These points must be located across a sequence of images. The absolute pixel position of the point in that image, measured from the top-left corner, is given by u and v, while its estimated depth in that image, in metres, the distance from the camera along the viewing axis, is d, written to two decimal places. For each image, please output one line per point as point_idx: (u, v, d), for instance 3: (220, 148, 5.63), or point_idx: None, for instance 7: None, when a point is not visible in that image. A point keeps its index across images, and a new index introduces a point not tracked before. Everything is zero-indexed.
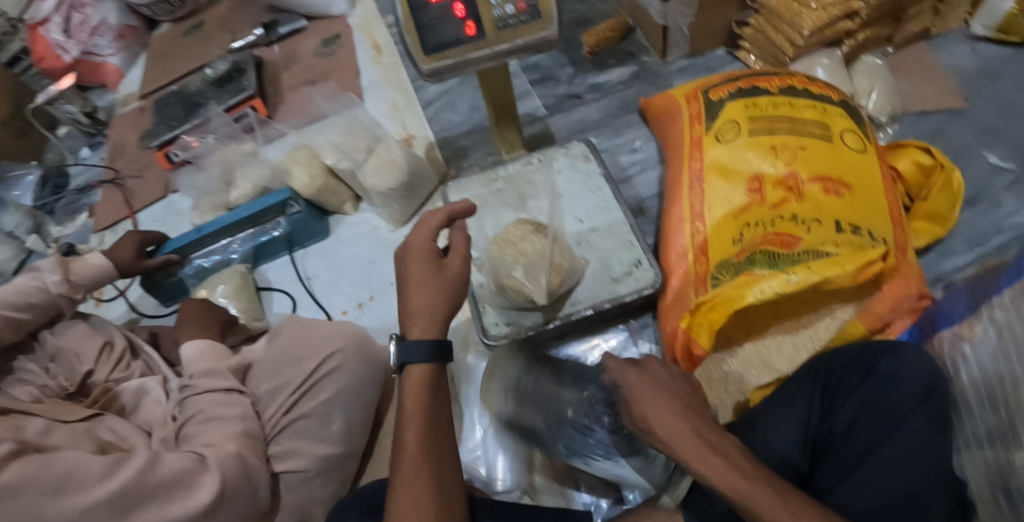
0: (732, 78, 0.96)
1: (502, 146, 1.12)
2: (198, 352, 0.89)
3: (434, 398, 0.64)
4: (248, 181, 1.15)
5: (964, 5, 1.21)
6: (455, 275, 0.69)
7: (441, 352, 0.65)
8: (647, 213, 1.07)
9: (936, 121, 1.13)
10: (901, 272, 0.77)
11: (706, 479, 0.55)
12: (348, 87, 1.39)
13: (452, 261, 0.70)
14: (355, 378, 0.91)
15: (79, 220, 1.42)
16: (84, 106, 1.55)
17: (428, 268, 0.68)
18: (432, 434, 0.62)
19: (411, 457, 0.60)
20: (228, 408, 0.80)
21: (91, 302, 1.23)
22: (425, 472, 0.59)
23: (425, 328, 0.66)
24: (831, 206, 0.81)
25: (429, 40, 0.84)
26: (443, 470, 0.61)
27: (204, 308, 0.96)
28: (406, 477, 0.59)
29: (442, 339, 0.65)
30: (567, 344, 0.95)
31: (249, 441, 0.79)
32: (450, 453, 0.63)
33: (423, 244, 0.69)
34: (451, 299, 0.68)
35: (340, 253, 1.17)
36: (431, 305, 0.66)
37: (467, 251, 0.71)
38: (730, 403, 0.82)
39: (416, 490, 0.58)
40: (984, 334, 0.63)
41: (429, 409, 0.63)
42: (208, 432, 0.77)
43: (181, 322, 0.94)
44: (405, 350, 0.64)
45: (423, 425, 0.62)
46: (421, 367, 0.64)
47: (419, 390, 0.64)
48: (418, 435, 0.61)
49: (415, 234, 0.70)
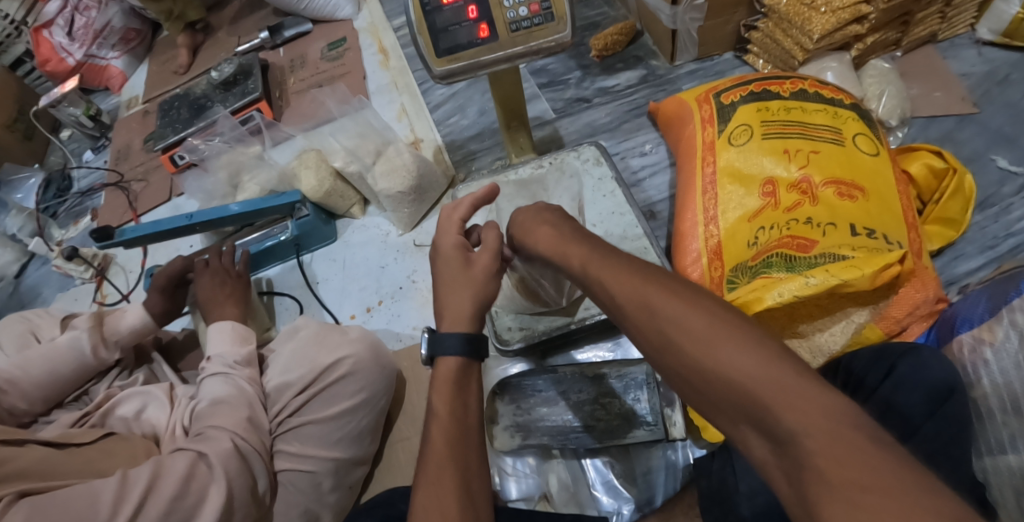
0: (743, 82, 0.96)
1: (512, 149, 1.11)
2: (218, 338, 0.90)
3: (461, 395, 0.63)
4: (255, 184, 1.14)
5: (971, 9, 1.21)
6: (484, 272, 0.69)
7: (474, 348, 0.65)
8: (658, 217, 1.07)
9: (945, 125, 1.13)
10: (918, 275, 0.76)
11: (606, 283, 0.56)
12: (355, 90, 1.38)
13: (482, 256, 0.70)
14: (370, 381, 0.90)
15: (82, 223, 1.40)
16: (88, 108, 1.52)
17: (457, 268, 0.69)
18: (459, 433, 0.60)
19: (437, 457, 0.58)
20: (238, 398, 0.82)
21: (95, 306, 1.24)
22: (449, 466, 0.58)
23: (457, 326, 0.66)
24: (846, 209, 0.80)
25: (442, 42, 0.83)
26: (471, 473, 0.59)
27: (221, 281, 0.98)
28: (432, 479, 0.57)
29: (474, 335, 0.65)
30: (581, 348, 0.92)
31: (253, 428, 0.80)
32: (477, 449, 0.61)
33: (451, 245, 0.71)
34: (478, 299, 0.67)
35: (348, 257, 1.16)
36: (460, 307, 0.67)
37: (497, 247, 0.71)
38: None
39: (442, 485, 0.56)
40: (1005, 339, 0.67)
41: (456, 406, 0.62)
42: (218, 415, 0.79)
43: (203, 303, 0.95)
44: (436, 343, 0.65)
45: (450, 422, 0.60)
46: (454, 361, 0.64)
47: (446, 385, 0.63)
48: (446, 437, 0.60)
49: (443, 236, 0.72)
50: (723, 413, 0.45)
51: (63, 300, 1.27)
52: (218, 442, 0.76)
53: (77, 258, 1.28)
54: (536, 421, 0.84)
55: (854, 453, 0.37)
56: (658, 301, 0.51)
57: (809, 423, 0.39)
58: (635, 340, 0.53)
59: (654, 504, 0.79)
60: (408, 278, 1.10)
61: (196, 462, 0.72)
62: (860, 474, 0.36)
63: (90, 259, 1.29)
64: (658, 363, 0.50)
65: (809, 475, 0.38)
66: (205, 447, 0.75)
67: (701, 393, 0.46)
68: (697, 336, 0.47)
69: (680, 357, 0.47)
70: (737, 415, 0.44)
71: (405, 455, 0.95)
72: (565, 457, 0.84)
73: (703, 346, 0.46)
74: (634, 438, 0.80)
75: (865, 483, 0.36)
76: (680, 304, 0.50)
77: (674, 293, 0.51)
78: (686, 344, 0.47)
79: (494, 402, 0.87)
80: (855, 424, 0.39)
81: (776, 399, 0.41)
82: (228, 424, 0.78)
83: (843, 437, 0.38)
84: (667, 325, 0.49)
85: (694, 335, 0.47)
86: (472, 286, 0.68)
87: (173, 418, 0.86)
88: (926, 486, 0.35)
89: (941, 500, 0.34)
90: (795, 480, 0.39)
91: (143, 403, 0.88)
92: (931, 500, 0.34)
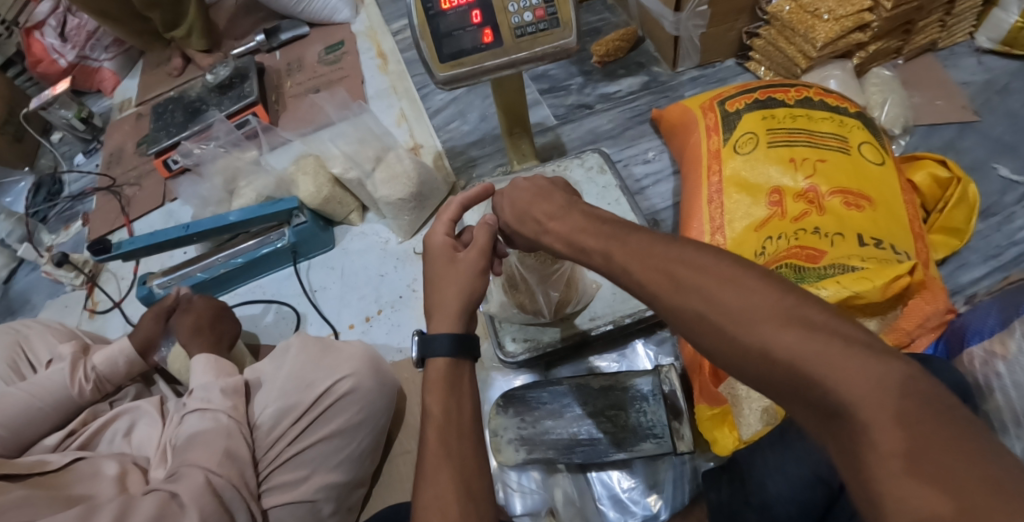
0: (747, 89, 0.95)
1: (514, 156, 1.10)
2: (203, 368, 0.86)
3: (453, 393, 0.59)
4: (252, 190, 1.12)
5: (970, 18, 1.21)
6: (470, 266, 0.65)
7: (464, 346, 0.61)
8: (662, 225, 1.06)
9: (947, 134, 1.12)
10: (928, 287, 0.74)
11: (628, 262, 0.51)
12: (354, 94, 1.37)
13: (469, 254, 0.66)
14: (369, 400, 0.88)
15: (73, 228, 1.37)
16: (80, 111, 1.50)
17: (442, 264, 0.66)
18: (453, 429, 0.57)
19: (432, 456, 0.56)
20: (217, 428, 0.78)
21: (85, 314, 1.22)
22: (446, 467, 0.55)
23: (445, 323, 0.62)
24: (853, 219, 0.79)
25: (446, 47, 0.82)
26: (468, 472, 0.55)
27: (216, 317, 0.97)
28: (429, 475, 0.55)
29: (463, 334, 0.61)
30: (585, 360, 0.91)
31: (230, 460, 0.75)
32: (476, 447, 0.57)
33: (439, 238, 0.68)
34: (466, 292, 0.64)
35: (347, 265, 1.14)
36: (445, 303, 0.63)
37: (484, 245, 0.67)
38: (754, 420, 0.72)
39: (438, 483, 0.54)
40: (1018, 353, 0.66)
41: (450, 406, 0.58)
42: (194, 450, 0.75)
43: (195, 326, 0.94)
44: (427, 344, 0.61)
45: (444, 420, 0.57)
46: (445, 361, 0.60)
47: (437, 385, 0.59)
48: (440, 436, 0.56)
49: (433, 226, 0.70)
50: (767, 389, 0.42)
51: (52, 308, 1.24)
52: (191, 479, 0.71)
53: (68, 264, 1.25)
54: (541, 434, 0.83)
55: (913, 423, 0.34)
56: (688, 281, 0.46)
57: (858, 399, 0.36)
58: (665, 318, 0.48)
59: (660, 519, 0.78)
60: (409, 287, 1.09)
61: (168, 501, 0.68)
62: (910, 450, 0.33)
63: (79, 266, 1.27)
64: (691, 343, 0.46)
65: (857, 450, 0.36)
66: (177, 485, 0.70)
67: (737, 369, 0.43)
68: (737, 313, 0.43)
69: (716, 337, 0.44)
70: (781, 389, 0.40)
71: (407, 468, 0.94)
72: (570, 471, 0.83)
73: (743, 323, 0.42)
74: (638, 450, 0.79)
75: (917, 458, 0.33)
76: (713, 282, 0.45)
77: (703, 271, 0.46)
78: (723, 321, 0.43)
79: (497, 415, 0.85)
80: (915, 392, 0.35)
81: (821, 371, 0.38)
82: (199, 460, 0.73)
83: (897, 412, 0.34)
84: (700, 303, 0.45)
85: (732, 315, 0.43)
86: (458, 283, 0.64)
87: (161, 439, 0.84)
88: (992, 458, 0.32)
89: (1006, 474, 0.31)
90: (846, 457, 0.36)
91: (132, 420, 0.88)
92: (997, 473, 0.31)
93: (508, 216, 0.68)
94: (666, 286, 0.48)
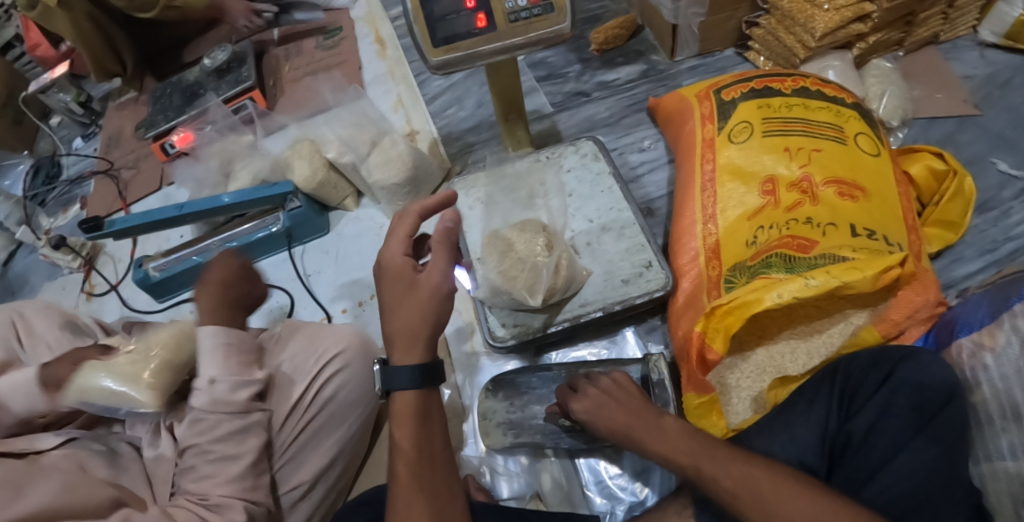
0: (745, 78, 0.94)
1: (509, 142, 1.10)
2: (222, 341, 0.76)
3: (424, 424, 0.63)
4: (247, 173, 1.11)
5: (974, 11, 1.20)
6: (433, 288, 0.66)
7: (429, 376, 0.64)
8: (656, 214, 1.06)
9: (946, 127, 1.11)
10: (920, 278, 0.74)
11: (640, 441, 0.65)
12: (351, 79, 1.36)
13: (429, 276, 0.66)
14: (361, 380, 0.89)
15: (71, 211, 1.37)
16: (78, 95, 1.49)
17: (403, 288, 0.66)
18: (424, 462, 0.62)
19: (404, 488, 0.60)
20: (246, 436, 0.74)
21: (83, 296, 1.22)
22: (419, 498, 0.60)
23: (411, 355, 0.64)
24: (846, 209, 0.79)
25: (439, 31, 0.81)
26: (442, 502, 0.61)
27: (242, 282, 0.85)
28: (406, 490, 0.60)
29: (428, 363, 0.64)
30: (575, 345, 0.92)
31: None
32: (446, 475, 0.63)
33: (398, 259, 0.67)
34: (432, 318, 0.65)
35: (341, 250, 1.14)
36: (415, 330, 0.64)
37: (443, 258, 0.67)
38: (741, 410, 0.78)
39: (411, 516, 0.59)
40: (1006, 345, 0.65)
41: (419, 439, 0.62)
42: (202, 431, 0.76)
43: (200, 285, 0.82)
44: (388, 377, 0.63)
45: (415, 454, 0.61)
46: (410, 394, 0.64)
47: (407, 417, 0.63)
48: (408, 465, 0.61)
49: (390, 244, 0.69)
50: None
51: (51, 290, 1.25)
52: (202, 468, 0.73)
53: (64, 247, 1.24)
54: (528, 419, 0.84)
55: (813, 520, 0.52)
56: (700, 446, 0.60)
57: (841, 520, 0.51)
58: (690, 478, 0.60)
59: (647, 505, 0.78)
60: None
61: None
62: None
63: (77, 248, 1.26)
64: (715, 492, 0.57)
65: None
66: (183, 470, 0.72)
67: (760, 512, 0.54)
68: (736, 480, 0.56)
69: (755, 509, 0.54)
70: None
71: None
72: (558, 457, 0.84)
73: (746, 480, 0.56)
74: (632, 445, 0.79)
75: None
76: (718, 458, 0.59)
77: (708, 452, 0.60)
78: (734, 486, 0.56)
79: (487, 399, 0.86)
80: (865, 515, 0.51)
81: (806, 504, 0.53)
82: None
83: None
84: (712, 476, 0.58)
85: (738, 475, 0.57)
86: (425, 308, 0.65)
87: None
88: None
89: None
90: None
91: None
92: None
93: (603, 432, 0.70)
94: (689, 463, 0.60)
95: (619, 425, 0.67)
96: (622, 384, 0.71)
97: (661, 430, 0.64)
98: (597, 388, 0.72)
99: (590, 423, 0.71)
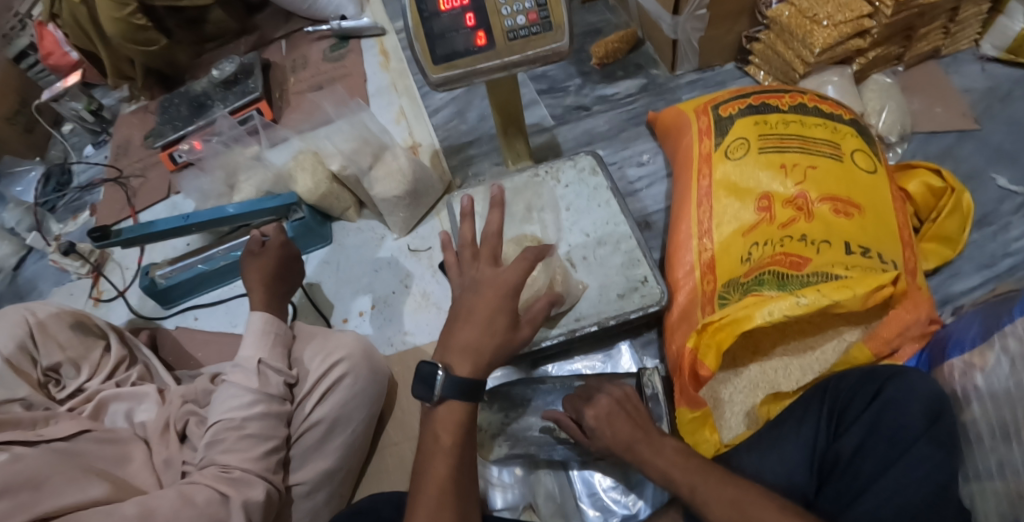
0: (743, 94, 0.95)
1: (509, 155, 1.11)
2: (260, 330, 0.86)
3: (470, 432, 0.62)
4: (251, 185, 1.13)
5: (975, 25, 1.20)
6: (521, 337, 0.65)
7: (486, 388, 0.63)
8: (653, 227, 1.07)
9: (945, 142, 1.12)
10: (912, 297, 0.75)
11: (638, 461, 0.66)
12: (355, 92, 1.38)
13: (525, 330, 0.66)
14: (363, 388, 0.90)
15: (80, 218, 1.40)
16: (90, 104, 1.52)
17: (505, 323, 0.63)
18: (461, 465, 0.61)
19: (437, 490, 0.58)
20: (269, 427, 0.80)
21: (90, 302, 1.24)
22: (449, 506, 0.58)
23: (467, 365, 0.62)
24: (840, 226, 0.80)
25: (439, 48, 0.83)
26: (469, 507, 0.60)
27: (284, 276, 0.96)
28: (432, 497, 0.58)
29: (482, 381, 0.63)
30: (571, 359, 0.93)
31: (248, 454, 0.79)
32: (472, 479, 0.62)
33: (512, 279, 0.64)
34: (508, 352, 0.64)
35: (342, 260, 1.16)
36: (479, 348, 0.62)
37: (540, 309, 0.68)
38: (734, 425, 0.78)
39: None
40: (995, 365, 0.65)
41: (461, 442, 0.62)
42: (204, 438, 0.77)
43: (246, 280, 0.92)
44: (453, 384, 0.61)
45: (453, 457, 0.61)
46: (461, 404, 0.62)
47: (454, 422, 0.62)
48: (448, 469, 0.60)
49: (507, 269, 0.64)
50: None
51: (59, 295, 1.27)
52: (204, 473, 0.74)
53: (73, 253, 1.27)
54: (524, 429, 0.84)
55: None
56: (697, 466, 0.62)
57: None
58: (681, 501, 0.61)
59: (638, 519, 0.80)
60: (405, 281, 1.11)
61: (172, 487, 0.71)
62: None
63: (86, 255, 1.28)
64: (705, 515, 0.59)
65: None
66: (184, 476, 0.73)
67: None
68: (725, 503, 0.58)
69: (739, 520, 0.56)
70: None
71: (394, 459, 0.96)
72: (552, 468, 0.85)
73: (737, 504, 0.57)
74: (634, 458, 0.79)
75: None
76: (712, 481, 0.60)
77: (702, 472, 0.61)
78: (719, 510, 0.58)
79: (483, 410, 0.86)
80: None
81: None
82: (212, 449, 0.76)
83: None
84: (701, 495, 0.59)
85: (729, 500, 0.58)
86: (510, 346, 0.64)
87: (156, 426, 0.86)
88: None
89: None
90: None
91: None
92: None
93: (608, 444, 0.70)
94: (685, 482, 0.61)
95: (621, 441, 0.68)
96: (633, 398, 0.72)
97: (659, 450, 0.65)
98: (608, 397, 0.72)
99: (598, 437, 0.72)
